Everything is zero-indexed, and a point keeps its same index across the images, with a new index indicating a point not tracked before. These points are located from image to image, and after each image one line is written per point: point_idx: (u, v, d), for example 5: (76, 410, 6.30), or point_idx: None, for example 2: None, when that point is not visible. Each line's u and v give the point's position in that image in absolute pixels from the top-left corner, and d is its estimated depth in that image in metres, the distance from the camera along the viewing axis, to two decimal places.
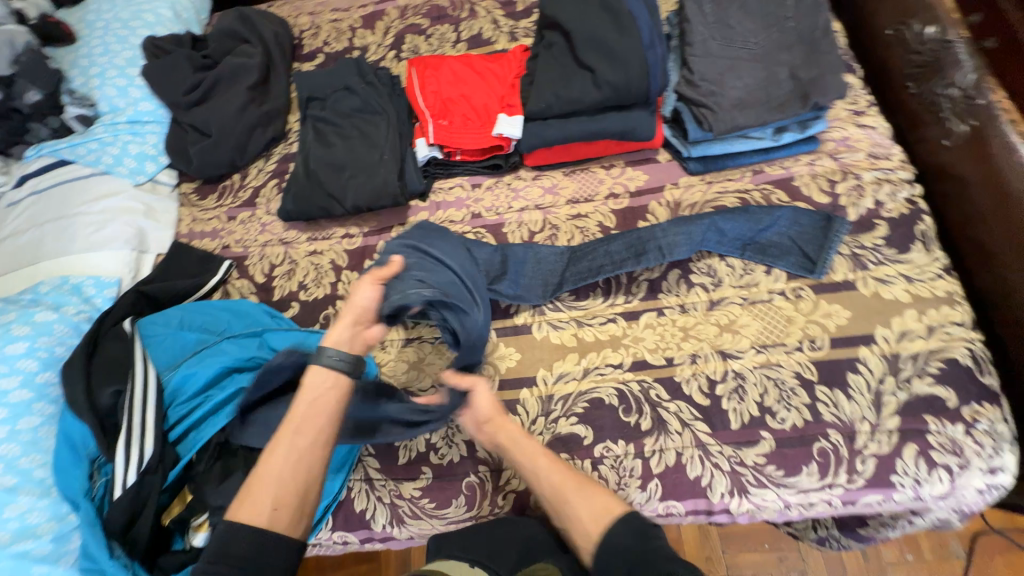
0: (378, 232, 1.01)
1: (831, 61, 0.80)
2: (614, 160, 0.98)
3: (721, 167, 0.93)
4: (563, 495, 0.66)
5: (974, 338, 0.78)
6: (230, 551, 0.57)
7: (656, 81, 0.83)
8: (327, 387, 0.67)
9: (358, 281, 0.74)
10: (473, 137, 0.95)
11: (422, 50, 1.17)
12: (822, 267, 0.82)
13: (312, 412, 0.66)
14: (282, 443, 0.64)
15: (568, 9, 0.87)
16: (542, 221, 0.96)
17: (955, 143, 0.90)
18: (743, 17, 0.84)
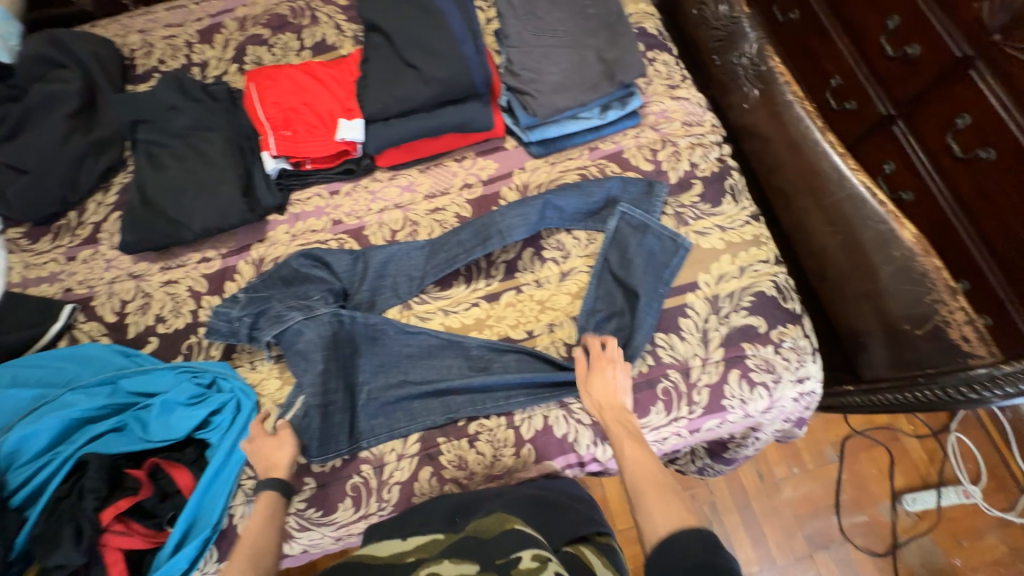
0: (238, 251, 0.99)
1: (630, 41, 0.89)
2: (464, 152, 1.02)
3: (561, 148, 1.00)
4: (641, 491, 0.64)
5: (778, 271, 0.90)
6: None
7: (479, 75, 0.88)
8: (263, 516, 0.72)
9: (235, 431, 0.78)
10: (319, 145, 0.96)
11: (266, 61, 1.15)
12: (683, 239, 0.89)
13: (259, 540, 0.68)
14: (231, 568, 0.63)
15: (385, 12, 0.89)
16: (402, 219, 0.99)
17: (752, 106, 1.04)
18: (550, 8, 0.91)
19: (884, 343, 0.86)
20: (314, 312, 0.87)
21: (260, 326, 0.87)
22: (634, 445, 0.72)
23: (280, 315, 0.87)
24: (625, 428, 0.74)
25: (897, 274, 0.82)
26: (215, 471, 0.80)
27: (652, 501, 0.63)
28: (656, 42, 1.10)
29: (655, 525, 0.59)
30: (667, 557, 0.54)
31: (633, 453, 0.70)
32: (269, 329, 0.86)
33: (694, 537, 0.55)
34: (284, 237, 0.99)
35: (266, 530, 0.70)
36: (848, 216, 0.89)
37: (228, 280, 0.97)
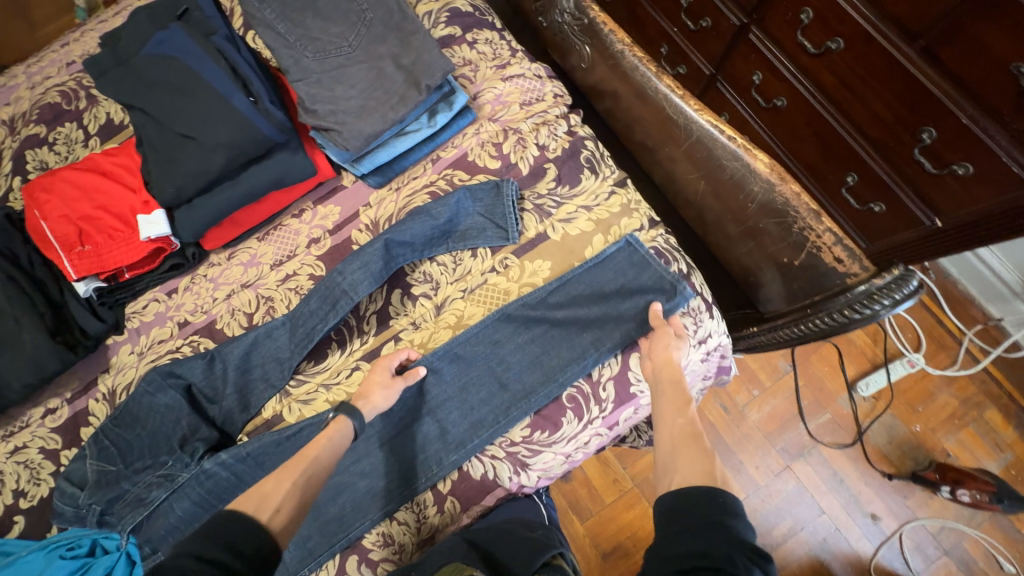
0: (85, 389, 0.87)
1: (424, 40, 0.79)
2: (301, 205, 0.92)
3: (400, 170, 0.91)
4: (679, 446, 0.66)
5: (655, 235, 0.87)
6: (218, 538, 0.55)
7: (266, 125, 0.76)
8: (326, 439, 0.70)
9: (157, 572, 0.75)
10: (127, 250, 0.84)
11: (51, 163, 0.99)
12: (683, 288, 0.80)
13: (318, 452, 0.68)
14: (274, 477, 0.66)
15: (132, 85, 0.76)
16: (255, 298, 0.88)
17: (589, 63, 0.97)
18: (324, 24, 0.79)
19: (773, 275, 0.83)
20: (177, 482, 0.77)
21: (112, 511, 0.77)
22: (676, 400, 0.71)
23: (140, 499, 0.77)
24: (675, 386, 0.72)
25: (764, 210, 0.79)
26: None
27: (684, 457, 0.64)
28: (473, 20, 0.99)
29: (676, 478, 0.62)
30: (682, 513, 0.57)
31: (675, 409, 0.70)
32: (130, 517, 0.77)
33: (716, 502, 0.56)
34: (130, 358, 0.87)
35: (331, 444, 0.69)
36: (706, 158, 0.83)
37: (83, 426, 0.85)
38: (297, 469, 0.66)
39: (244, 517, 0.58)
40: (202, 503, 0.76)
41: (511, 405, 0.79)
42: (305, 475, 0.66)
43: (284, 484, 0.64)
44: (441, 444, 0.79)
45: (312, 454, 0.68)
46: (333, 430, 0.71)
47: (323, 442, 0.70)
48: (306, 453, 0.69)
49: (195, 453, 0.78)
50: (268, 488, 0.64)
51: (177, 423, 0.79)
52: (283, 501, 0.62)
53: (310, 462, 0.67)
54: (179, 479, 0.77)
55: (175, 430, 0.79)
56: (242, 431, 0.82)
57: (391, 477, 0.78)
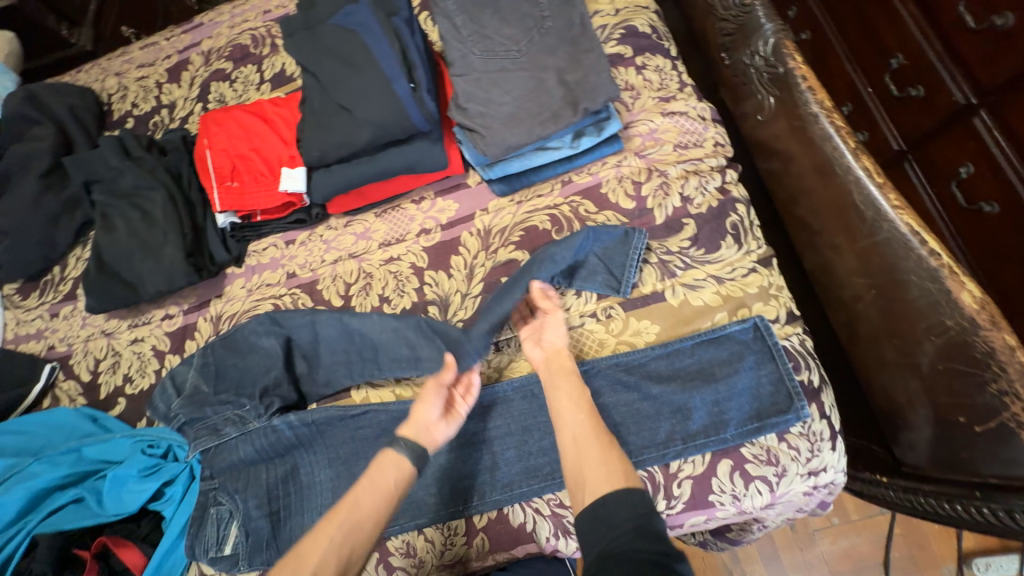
0: (198, 306, 0.96)
1: (596, 60, 0.73)
2: (422, 193, 0.92)
3: (527, 183, 0.87)
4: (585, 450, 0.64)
5: (791, 332, 0.74)
6: None
7: (416, 114, 0.76)
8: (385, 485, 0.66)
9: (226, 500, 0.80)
10: (265, 196, 0.90)
11: (228, 97, 1.09)
12: (802, 405, 0.68)
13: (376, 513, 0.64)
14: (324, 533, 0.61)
15: (311, 49, 0.79)
16: (357, 270, 0.91)
17: (768, 117, 0.84)
18: (500, 24, 0.76)
19: (932, 425, 0.67)
20: (248, 425, 0.81)
21: (189, 429, 0.84)
22: (569, 380, 0.70)
23: (217, 428, 0.82)
24: (568, 376, 0.70)
25: (950, 349, 0.63)
26: (164, 549, 0.79)
27: (596, 461, 0.62)
28: (648, 43, 0.91)
29: (589, 490, 0.61)
30: (603, 531, 0.57)
31: (571, 404, 0.68)
32: (204, 440, 0.82)
33: (628, 500, 0.57)
34: (240, 292, 0.95)
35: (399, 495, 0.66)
36: (887, 265, 0.68)
37: (188, 339, 0.94)
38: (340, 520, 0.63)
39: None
40: (263, 450, 0.81)
41: None
42: (347, 523, 0.62)
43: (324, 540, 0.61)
44: (488, 478, 0.75)
45: (368, 514, 0.64)
46: (387, 469, 0.68)
47: (387, 483, 0.67)
48: (360, 503, 0.64)
49: (270, 408, 0.81)
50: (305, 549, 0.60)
51: (266, 370, 0.84)
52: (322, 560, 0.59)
53: (363, 521, 0.63)
54: (251, 423, 0.81)
55: (260, 375, 0.84)
56: (312, 393, 0.86)
57: (433, 490, 0.76)
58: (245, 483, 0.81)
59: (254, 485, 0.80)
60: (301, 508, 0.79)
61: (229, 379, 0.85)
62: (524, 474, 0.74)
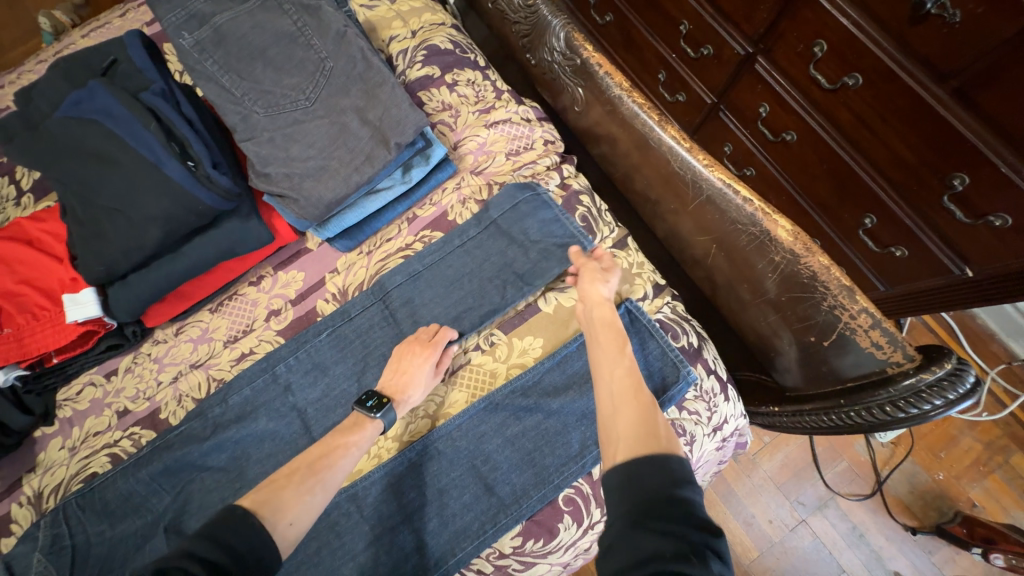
0: (5, 492, 0.74)
1: (392, 92, 0.70)
2: (260, 271, 0.82)
3: (371, 231, 0.80)
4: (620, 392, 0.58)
5: (662, 302, 0.77)
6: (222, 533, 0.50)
7: (205, 194, 0.65)
8: (361, 442, 0.64)
9: None
10: (52, 334, 0.72)
11: None
12: (687, 371, 0.70)
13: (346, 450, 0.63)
14: (291, 483, 0.58)
15: (48, 153, 0.65)
16: (205, 380, 0.77)
17: (582, 106, 0.87)
18: (277, 75, 0.69)
19: (795, 347, 0.72)
20: None
21: None
22: (613, 338, 0.64)
23: None
24: (609, 327, 0.65)
25: (784, 282, 0.69)
26: None
27: (628, 410, 0.56)
28: (454, 58, 0.88)
29: (622, 450, 0.52)
30: (632, 487, 0.48)
31: (613, 355, 0.62)
32: None
33: (662, 472, 0.48)
34: (61, 455, 0.76)
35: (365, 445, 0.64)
36: (716, 220, 0.73)
37: (2, 538, 0.71)
38: (326, 472, 0.60)
39: (252, 520, 0.53)
40: None
41: (499, 511, 0.68)
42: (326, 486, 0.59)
43: (303, 493, 0.57)
44: (419, 559, 0.67)
45: (340, 455, 0.62)
46: (366, 433, 0.65)
47: (352, 446, 0.63)
48: (330, 462, 0.61)
49: None
50: (284, 499, 0.56)
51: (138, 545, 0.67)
52: (298, 513, 0.56)
53: (335, 468, 0.61)
54: None
55: (125, 545, 0.67)
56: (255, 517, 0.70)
57: None
58: None
59: None
60: None
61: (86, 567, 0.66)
62: (456, 537, 0.67)
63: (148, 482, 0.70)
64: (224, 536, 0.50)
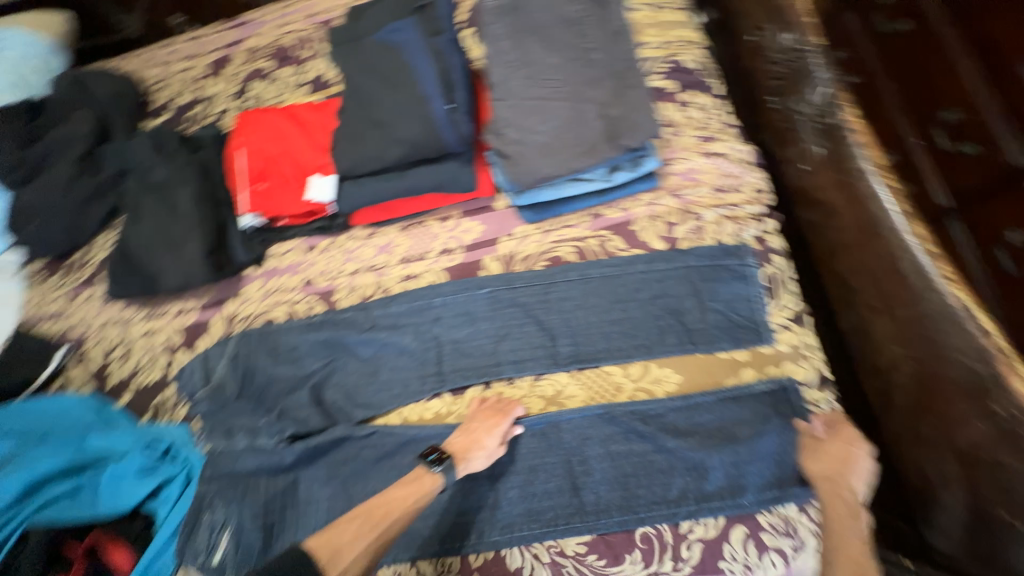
0: (215, 304, 0.95)
1: (638, 99, 0.72)
2: (449, 211, 0.91)
3: (556, 213, 0.85)
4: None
5: (825, 397, 0.70)
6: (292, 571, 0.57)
7: (450, 135, 0.75)
8: (418, 493, 0.67)
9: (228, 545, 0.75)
10: (291, 201, 0.89)
11: (265, 96, 1.10)
12: None
13: (406, 504, 0.66)
14: (354, 523, 0.64)
15: (353, 61, 0.79)
16: (374, 284, 0.90)
17: (813, 167, 0.82)
18: (544, 51, 0.75)
19: (966, 510, 0.62)
20: (257, 441, 0.77)
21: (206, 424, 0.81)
22: (847, 521, 0.61)
23: (228, 430, 0.79)
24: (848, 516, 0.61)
25: (993, 437, 0.58)
26: (145, 567, 0.76)
27: None
28: (693, 79, 0.89)
29: None
30: None
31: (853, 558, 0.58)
32: (214, 438, 0.79)
33: None
34: (257, 294, 0.94)
35: (422, 501, 0.67)
36: (928, 338, 0.64)
37: (200, 336, 0.94)
38: (383, 520, 0.65)
39: (314, 563, 0.59)
40: (263, 467, 0.77)
41: (577, 512, 0.70)
42: (384, 534, 0.64)
43: (361, 538, 0.63)
44: (489, 515, 0.72)
45: (400, 505, 0.66)
46: (422, 487, 0.68)
47: (411, 498, 0.67)
48: (396, 508, 0.66)
49: (282, 432, 0.77)
50: (343, 538, 0.63)
51: (290, 389, 0.82)
52: (355, 560, 0.61)
53: (393, 517, 0.65)
54: (261, 438, 0.77)
55: (281, 383, 0.82)
56: (374, 413, 0.81)
57: (437, 523, 0.72)
58: (243, 493, 0.76)
59: (253, 498, 0.76)
60: (294, 529, 0.75)
61: (251, 385, 0.83)
62: (530, 514, 0.71)
63: (317, 344, 0.85)
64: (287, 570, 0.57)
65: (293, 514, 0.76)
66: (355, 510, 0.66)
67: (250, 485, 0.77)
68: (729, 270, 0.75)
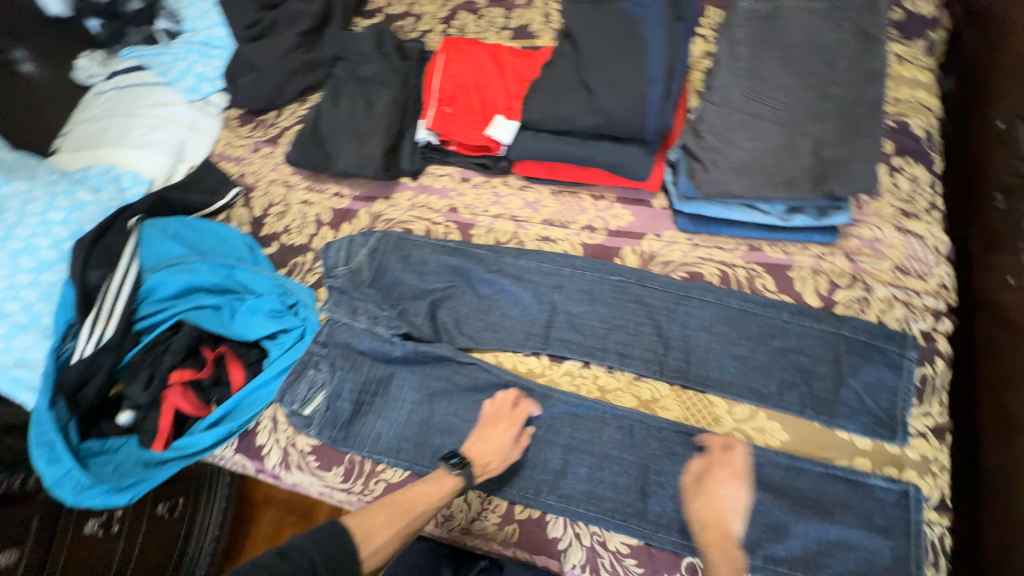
0: (366, 199, 1.04)
1: (865, 147, 0.67)
2: (605, 192, 0.92)
3: (714, 232, 0.83)
4: None
5: (938, 523, 0.64)
6: (331, 549, 0.63)
7: (653, 121, 0.75)
8: (438, 493, 0.71)
9: (320, 400, 0.86)
10: (469, 131, 0.94)
11: (469, 29, 1.15)
12: None
13: (427, 501, 0.70)
14: (382, 512, 0.68)
15: (584, 20, 0.80)
16: (512, 233, 0.93)
17: (1021, 284, 0.74)
18: (781, 71, 0.73)
19: None
20: (376, 327, 0.85)
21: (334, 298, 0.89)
22: None
23: (354, 309, 0.87)
24: None
25: None
26: (252, 390, 0.90)
27: None
28: (915, 147, 0.81)
29: None
30: None
31: None
32: (338, 312, 0.87)
33: None
34: (405, 203, 1.01)
35: (444, 498, 0.71)
36: None
37: (346, 221, 1.03)
38: (407, 513, 0.69)
39: (347, 537, 0.64)
40: (373, 352, 0.85)
41: (634, 515, 0.71)
42: (409, 526, 0.68)
43: (389, 528, 0.67)
44: (549, 481, 0.75)
45: (421, 502, 0.70)
46: (444, 486, 0.72)
47: (433, 497, 0.71)
48: (419, 504, 0.70)
49: (398, 327, 0.85)
50: (375, 524, 0.67)
51: (412, 296, 0.89)
52: (382, 545, 0.66)
53: (416, 511, 0.69)
54: (381, 326, 0.85)
55: (405, 289, 0.90)
56: (474, 346, 0.85)
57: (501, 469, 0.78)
58: (349, 366, 0.86)
59: (357, 374, 0.86)
60: (381, 415, 0.85)
61: (381, 280, 0.91)
62: (588, 496, 0.73)
63: (445, 267, 0.91)
64: (321, 545, 0.62)
65: (379, 403, 0.85)
66: (385, 499, 0.70)
67: (355, 364, 0.86)
68: (884, 355, 0.70)
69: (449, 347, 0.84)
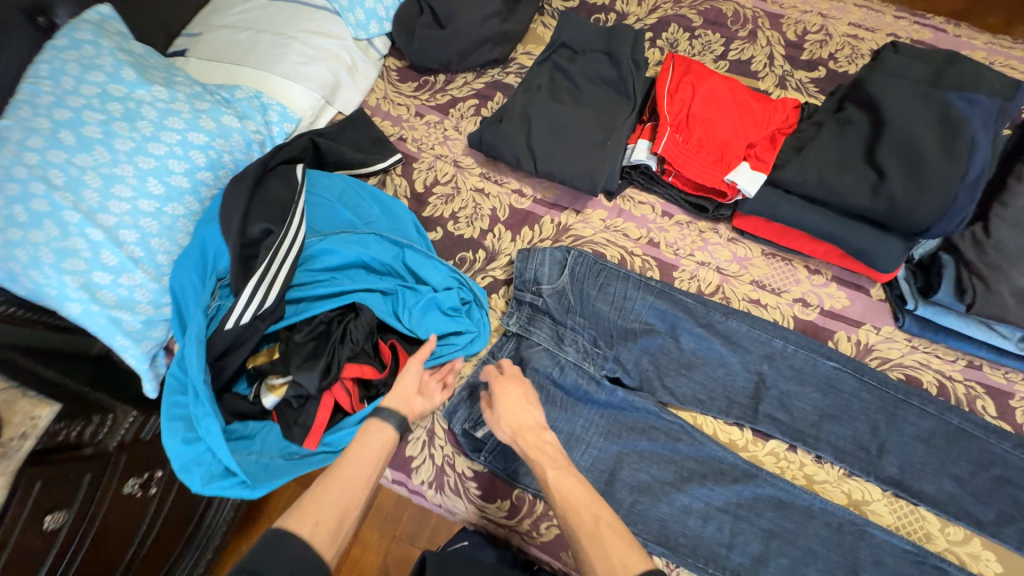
0: (553, 206, 0.95)
1: None
2: (822, 267, 0.88)
3: (938, 339, 0.81)
4: None
5: None
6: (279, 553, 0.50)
7: (947, 225, 0.71)
8: (373, 445, 0.63)
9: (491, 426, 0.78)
10: (700, 168, 0.85)
11: (680, 47, 1.07)
12: None
13: (366, 459, 0.62)
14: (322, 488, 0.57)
15: (900, 101, 0.76)
16: (717, 285, 0.88)
17: None
18: None
19: None
20: (588, 360, 0.81)
21: (536, 317, 0.84)
22: None
23: (561, 334, 0.83)
24: None
25: None
26: None
27: None
28: None
29: None
30: None
31: None
32: (540, 331, 0.83)
33: None
34: (598, 222, 0.93)
35: (380, 450, 0.63)
36: None
37: (528, 225, 0.94)
38: (357, 475, 0.59)
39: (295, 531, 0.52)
40: (576, 387, 0.79)
41: None
42: (350, 488, 0.58)
43: (336, 499, 0.56)
44: (747, 565, 0.72)
45: (362, 461, 0.61)
46: (370, 434, 0.64)
47: (371, 451, 0.62)
48: (351, 461, 0.61)
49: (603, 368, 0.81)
50: (313, 500, 0.55)
51: (611, 333, 0.82)
52: (329, 515, 0.55)
53: (354, 474, 0.59)
54: (592, 360, 0.81)
55: (605, 322, 0.83)
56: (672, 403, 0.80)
57: (696, 541, 0.73)
58: (540, 396, 0.79)
59: (547, 407, 0.79)
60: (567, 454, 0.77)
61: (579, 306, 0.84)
62: None
63: (648, 308, 0.84)
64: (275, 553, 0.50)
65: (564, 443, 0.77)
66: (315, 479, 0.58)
67: (546, 396, 0.79)
68: None
69: (653, 401, 0.79)
